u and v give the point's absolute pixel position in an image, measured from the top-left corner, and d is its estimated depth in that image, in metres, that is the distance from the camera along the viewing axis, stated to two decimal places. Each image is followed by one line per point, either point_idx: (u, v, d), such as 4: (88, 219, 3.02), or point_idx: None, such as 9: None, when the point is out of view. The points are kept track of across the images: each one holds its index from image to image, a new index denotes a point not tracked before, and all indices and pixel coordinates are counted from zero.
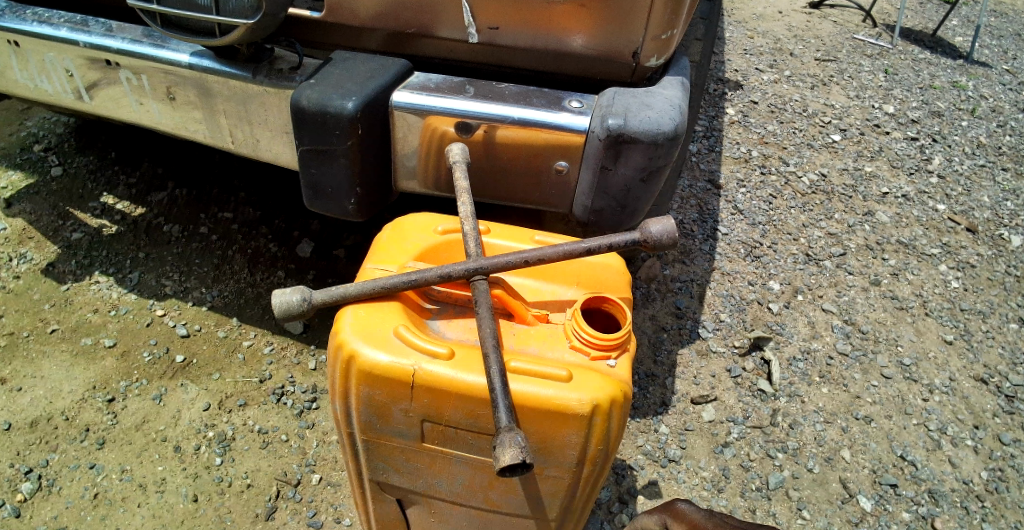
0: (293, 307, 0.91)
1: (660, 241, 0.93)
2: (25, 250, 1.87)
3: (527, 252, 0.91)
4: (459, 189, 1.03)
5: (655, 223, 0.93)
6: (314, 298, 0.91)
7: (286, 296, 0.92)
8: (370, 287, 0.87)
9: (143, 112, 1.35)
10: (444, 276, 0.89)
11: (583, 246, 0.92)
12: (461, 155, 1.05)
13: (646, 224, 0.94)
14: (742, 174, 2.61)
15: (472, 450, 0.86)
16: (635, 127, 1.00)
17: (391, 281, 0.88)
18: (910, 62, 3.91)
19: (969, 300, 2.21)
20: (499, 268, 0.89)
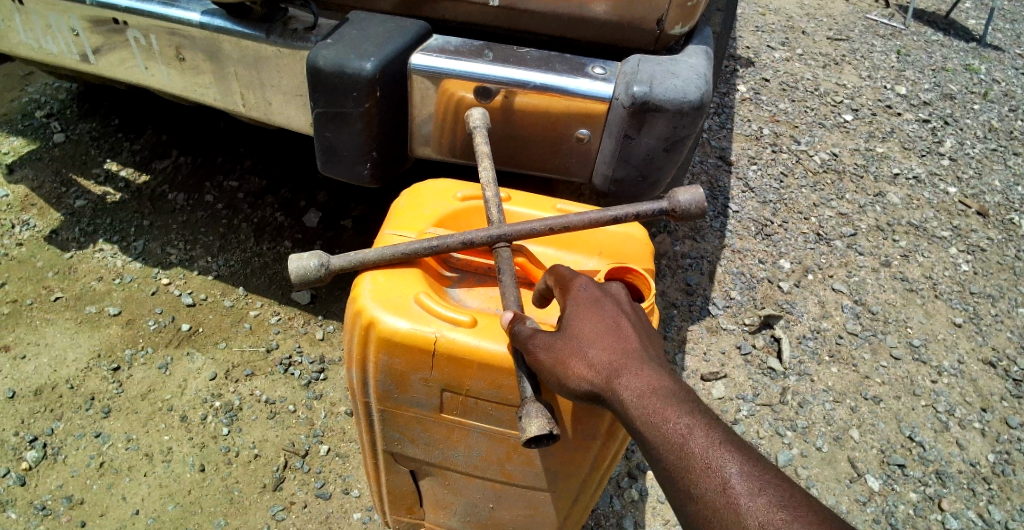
0: (310, 272, 0.88)
1: (688, 212, 0.92)
2: (28, 217, 1.85)
3: (551, 220, 0.89)
4: (480, 155, 1.00)
5: (684, 193, 0.92)
6: (331, 263, 0.89)
7: (303, 261, 0.89)
8: (391, 254, 0.85)
9: (150, 75, 1.31)
10: (466, 243, 0.87)
11: (609, 215, 0.89)
12: (481, 120, 1.02)
13: (674, 193, 0.92)
14: (753, 151, 2.56)
15: (491, 421, 0.84)
16: (660, 96, 0.97)
17: (412, 247, 0.86)
18: (923, 44, 3.84)
19: (978, 284, 2.19)
20: (523, 235, 0.87)
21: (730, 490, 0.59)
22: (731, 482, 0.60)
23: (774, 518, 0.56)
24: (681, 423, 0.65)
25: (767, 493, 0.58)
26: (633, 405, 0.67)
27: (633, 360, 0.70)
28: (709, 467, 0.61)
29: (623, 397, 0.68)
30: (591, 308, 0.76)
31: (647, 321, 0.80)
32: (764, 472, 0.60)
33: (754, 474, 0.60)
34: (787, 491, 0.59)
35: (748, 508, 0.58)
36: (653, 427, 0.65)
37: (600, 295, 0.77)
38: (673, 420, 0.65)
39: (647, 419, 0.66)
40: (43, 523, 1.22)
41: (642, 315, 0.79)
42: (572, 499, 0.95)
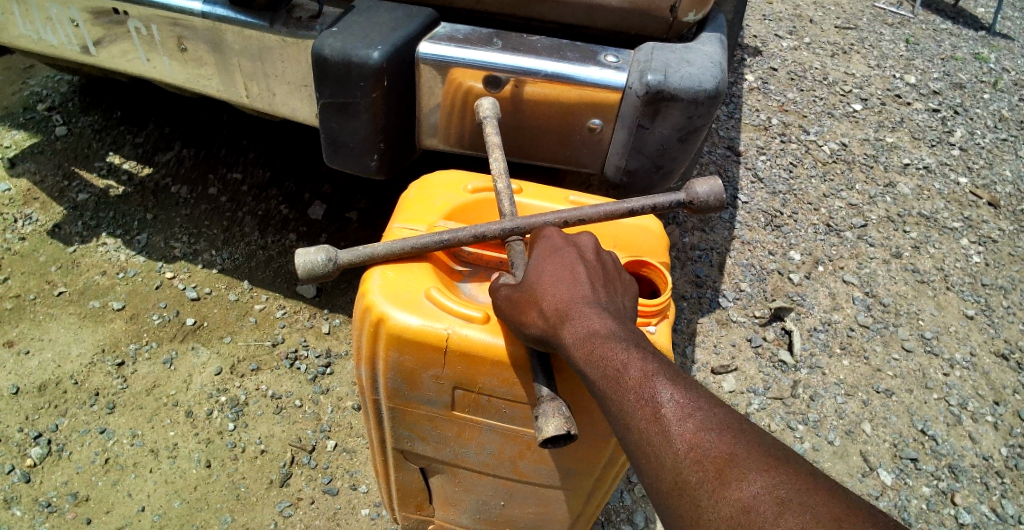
0: (318, 267, 0.86)
1: (705, 203, 0.91)
2: (30, 211, 1.83)
3: (565, 213, 0.87)
4: (490, 145, 0.98)
5: (702, 185, 0.91)
6: (339, 258, 0.87)
7: (310, 256, 0.87)
8: (401, 249, 0.83)
9: (152, 67, 1.29)
10: (478, 236, 0.85)
11: (625, 207, 0.88)
12: (492, 110, 0.99)
13: (692, 185, 0.92)
14: (762, 141, 2.53)
15: (504, 419, 0.83)
16: (675, 85, 0.95)
17: (422, 241, 0.84)
18: (931, 33, 3.78)
19: (990, 275, 2.16)
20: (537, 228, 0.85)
21: (662, 417, 0.61)
22: (663, 411, 0.62)
23: (701, 441, 0.59)
24: (619, 359, 0.66)
25: (695, 418, 0.60)
26: (577, 346, 0.68)
27: (582, 303, 0.71)
28: (642, 397, 0.63)
29: (568, 339, 0.69)
30: (551, 257, 0.77)
31: (614, 266, 0.79)
32: (694, 398, 0.62)
33: (684, 401, 0.62)
34: (716, 415, 0.61)
35: (678, 433, 0.60)
36: (593, 364, 0.66)
37: (561, 245, 0.79)
38: (613, 357, 0.66)
39: (589, 357, 0.67)
40: (49, 520, 1.22)
41: (606, 260, 0.79)
42: (585, 497, 0.94)
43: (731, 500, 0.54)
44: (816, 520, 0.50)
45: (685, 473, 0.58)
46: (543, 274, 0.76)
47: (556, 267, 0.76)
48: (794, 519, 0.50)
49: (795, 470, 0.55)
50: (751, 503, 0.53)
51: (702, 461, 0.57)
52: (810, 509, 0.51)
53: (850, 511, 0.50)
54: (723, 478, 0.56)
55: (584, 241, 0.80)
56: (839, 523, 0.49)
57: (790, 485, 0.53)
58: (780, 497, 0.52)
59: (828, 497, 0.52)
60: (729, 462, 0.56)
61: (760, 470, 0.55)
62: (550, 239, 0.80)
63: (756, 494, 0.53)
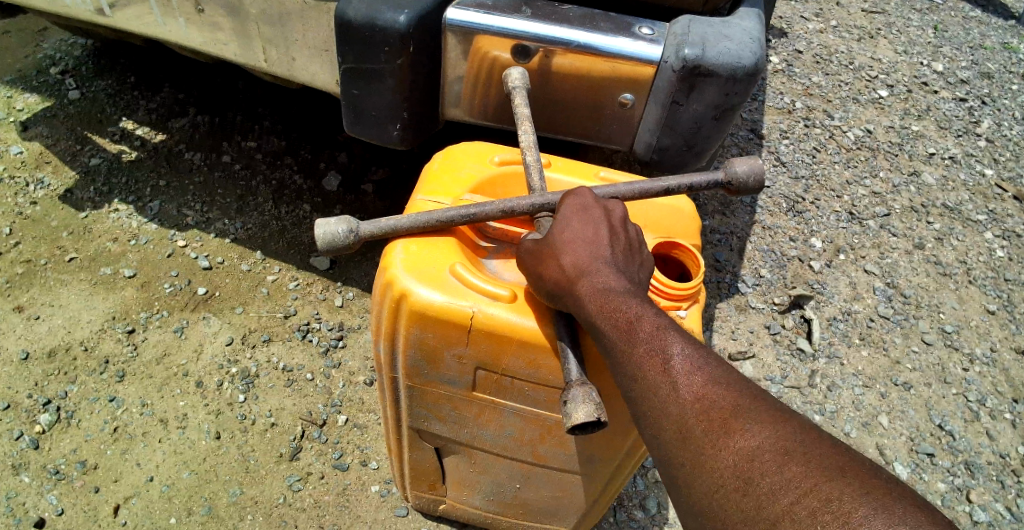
0: (338, 239, 0.84)
1: (745, 184, 0.90)
2: (42, 175, 1.81)
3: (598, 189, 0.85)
4: (519, 117, 0.94)
5: (741, 164, 0.90)
6: (361, 230, 0.84)
7: (330, 227, 0.84)
8: (426, 223, 0.80)
9: (169, 29, 1.25)
10: (506, 211, 0.82)
11: (661, 185, 0.87)
12: (521, 80, 0.95)
13: (730, 164, 0.91)
14: (785, 125, 2.46)
15: (527, 401, 0.80)
16: (713, 60, 0.90)
17: (446, 215, 0.81)
18: (961, 20, 3.67)
19: (1013, 270, 2.11)
20: None
21: (670, 368, 0.61)
22: (672, 362, 0.61)
23: (709, 393, 0.59)
24: (632, 311, 0.65)
25: (704, 371, 0.60)
26: (590, 298, 0.67)
27: (600, 262, 0.70)
28: (652, 348, 0.62)
29: (582, 292, 0.68)
30: (578, 215, 0.75)
31: (639, 238, 0.77)
32: (703, 352, 0.62)
33: (693, 354, 0.62)
34: (723, 370, 0.61)
35: (685, 384, 0.60)
36: (605, 316, 0.66)
37: (590, 204, 0.77)
38: (626, 310, 0.65)
39: (602, 311, 0.66)
40: (58, 488, 1.21)
41: (632, 229, 0.76)
42: (604, 483, 0.92)
43: (735, 449, 0.55)
44: (819, 468, 0.50)
45: (690, 423, 0.58)
46: (565, 232, 0.74)
47: (577, 225, 0.74)
48: (798, 468, 0.51)
49: (799, 422, 0.56)
50: (755, 452, 0.54)
51: (708, 412, 0.58)
52: (813, 458, 0.52)
53: (849, 461, 0.51)
54: (727, 428, 0.56)
55: (613, 205, 0.78)
56: (841, 473, 0.50)
57: (794, 437, 0.54)
58: (785, 448, 0.53)
59: (830, 448, 0.53)
60: (735, 414, 0.57)
61: (765, 421, 0.55)
62: (579, 197, 0.78)
63: (761, 445, 0.54)
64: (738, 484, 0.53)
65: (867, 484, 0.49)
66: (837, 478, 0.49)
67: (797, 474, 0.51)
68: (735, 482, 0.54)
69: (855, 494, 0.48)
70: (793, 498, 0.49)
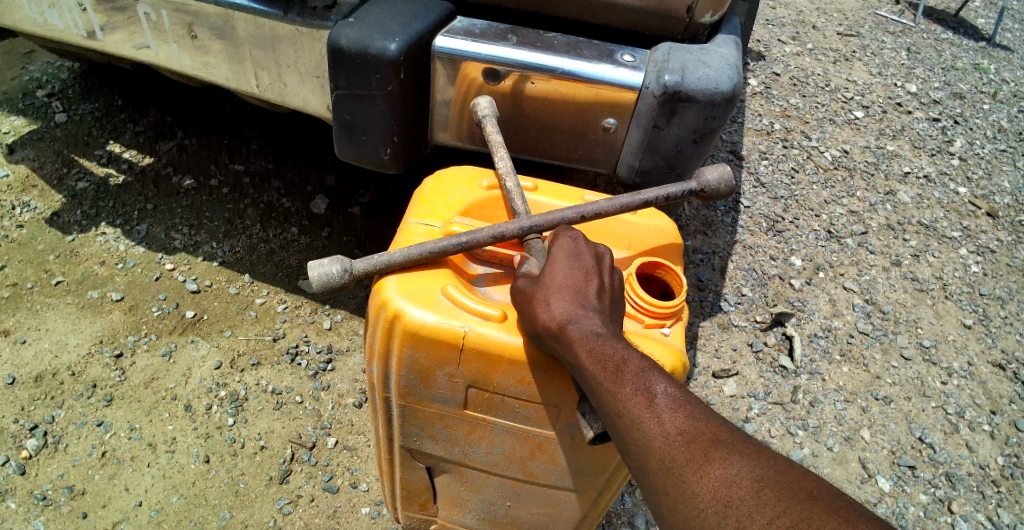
0: (332, 279, 0.85)
1: (716, 191, 0.99)
2: (28, 199, 1.81)
3: (583, 208, 0.89)
4: (492, 143, 0.98)
5: (713, 173, 0.99)
6: (355, 268, 0.85)
7: (324, 268, 0.85)
8: (417, 253, 0.82)
9: (161, 53, 1.28)
10: (497, 237, 0.85)
11: (641, 198, 0.92)
12: (490, 109, 1.00)
13: (703, 174, 0.99)
14: (764, 146, 2.53)
15: (517, 418, 0.82)
16: (692, 86, 0.94)
17: (439, 245, 0.83)
18: (932, 43, 3.81)
19: (988, 285, 2.17)
20: (555, 225, 0.87)
21: (654, 404, 0.64)
22: (656, 398, 0.64)
23: (690, 427, 0.62)
24: (618, 354, 0.67)
25: (685, 408, 0.63)
26: (579, 342, 0.69)
27: (589, 308, 0.72)
28: (637, 387, 0.65)
29: (571, 337, 0.69)
30: (568, 257, 0.78)
31: (619, 285, 0.80)
32: (683, 389, 0.65)
33: (675, 392, 0.65)
34: (702, 406, 0.65)
35: (669, 419, 0.63)
36: (593, 359, 0.67)
37: (580, 248, 0.79)
38: (613, 353, 0.68)
39: (591, 355, 0.67)
40: (44, 514, 1.20)
41: (616, 276, 0.80)
42: (593, 497, 0.93)
43: (716, 477, 0.58)
44: (791, 493, 0.55)
45: (672, 453, 0.61)
46: (556, 275, 0.76)
47: (567, 269, 0.77)
48: (772, 492, 0.56)
49: (770, 452, 0.60)
50: (733, 480, 0.58)
51: (690, 444, 0.61)
52: (785, 483, 0.56)
53: (817, 484, 0.56)
54: (708, 458, 0.59)
55: (603, 251, 0.80)
56: (810, 496, 0.55)
57: (768, 466, 0.58)
58: (760, 476, 0.57)
59: (799, 473, 0.58)
60: (715, 444, 0.60)
61: (742, 451, 0.60)
62: (571, 239, 0.80)
63: (739, 472, 0.58)
64: (719, 508, 0.57)
65: (834, 505, 0.54)
66: (807, 501, 0.54)
67: (772, 499, 0.55)
68: (716, 507, 0.57)
69: (824, 515, 0.53)
70: (769, 520, 0.54)
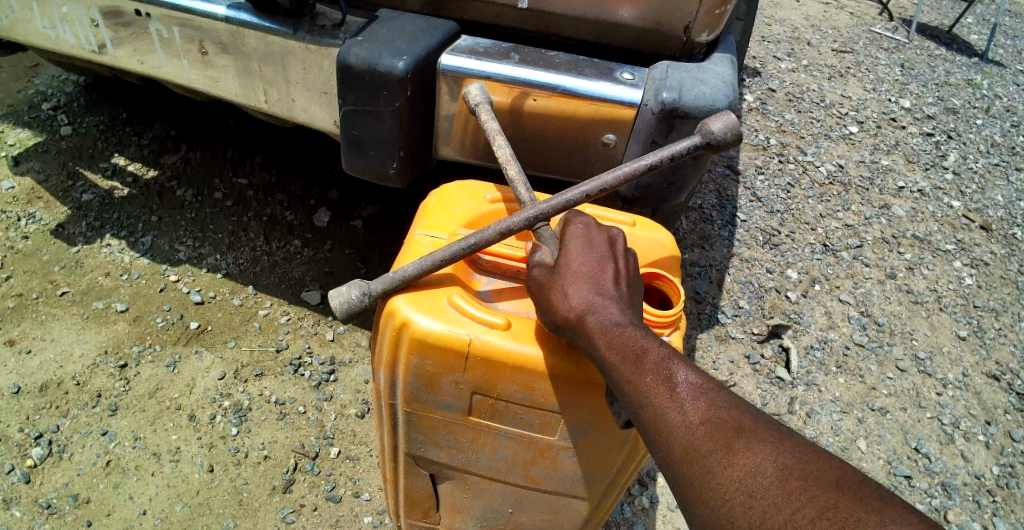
0: (353, 304, 0.85)
1: (724, 140, 0.91)
2: (34, 210, 1.83)
3: (585, 186, 0.91)
4: (489, 132, 0.99)
5: (717, 122, 0.91)
6: (372, 289, 0.85)
7: (344, 295, 0.87)
8: (429, 263, 0.83)
9: (172, 67, 1.31)
10: (503, 231, 0.87)
11: (644, 164, 0.92)
12: (482, 97, 1.01)
13: (707, 124, 0.92)
14: (760, 161, 2.57)
15: (520, 424, 0.84)
16: (689, 103, 0.98)
17: (449, 250, 0.85)
18: (927, 58, 3.88)
19: (982, 297, 2.20)
20: (559, 209, 0.89)
21: (676, 395, 0.66)
22: (678, 388, 0.67)
23: (713, 416, 0.64)
24: (638, 344, 0.70)
25: (707, 397, 0.66)
26: (599, 333, 0.72)
27: (606, 298, 0.75)
28: (658, 377, 0.68)
29: (590, 329, 0.73)
30: (582, 245, 0.81)
31: (634, 267, 0.83)
32: (706, 378, 0.68)
33: (697, 381, 0.68)
34: (724, 394, 0.67)
35: (692, 409, 0.65)
36: (613, 351, 0.70)
37: (592, 234, 0.82)
38: (632, 343, 0.70)
39: (611, 346, 0.71)
40: (49, 522, 1.21)
41: (631, 261, 0.83)
42: (596, 504, 0.95)
43: (740, 466, 0.60)
44: (816, 481, 0.57)
45: (696, 443, 0.63)
46: (572, 263, 0.79)
47: (582, 257, 0.80)
48: (797, 481, 0.57)
49: (795, 440, 0.62)
50: (759, 469, 0.59)
51: (714, 433, 0.63)
52: (810, 472, 0.58)
53: (843, 471, 0.58)
54: (732, 448, 0.62)
55: (615, 235, 0.83)
56: (835, 483, 0.56)
57: (792, 454, 0.60)
58: (785, 464, 0.59)
59: (824, 460, 0.59)
60: (738, 434, 0.63)
61: (766, 439, 0.62)
62: (583, 226, 0.83)
63: (763, 461, 0.60)
64: (744, 498, 0.59)
65: (859, 492, 0.55)
66: (832, 489, 0.56)
67: (797, 487, 0.57)
68: (741, 496, 0.59)
69: (849, 502, 0.54)
70: (795, 509, 0.56)
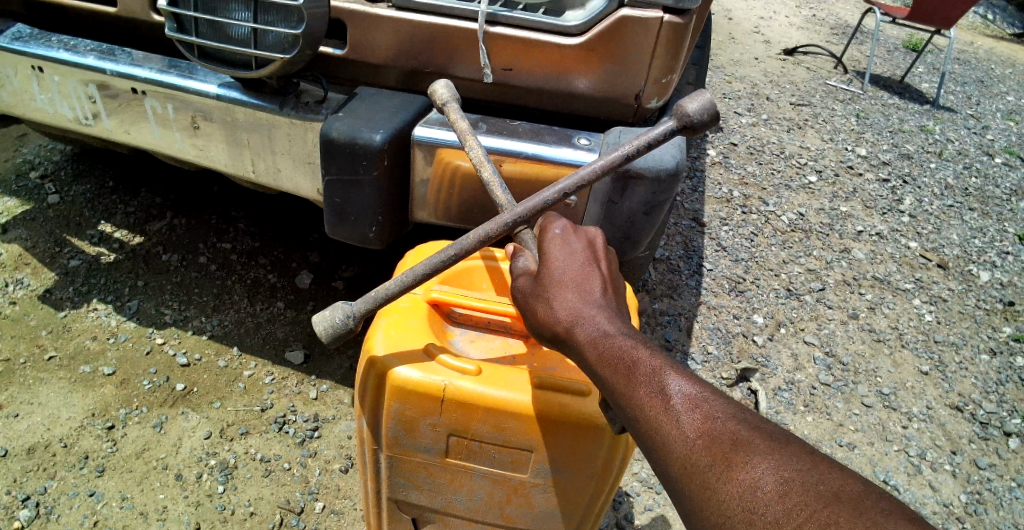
0: (337, 326, 0.94)
1: (700, 122, 0.96)
2: (21, 276, 1.88)
3: (561, 187, 0.98)
4: (460, 131, 1.05)
5: (692, 103, 0.96)
6: (354, 310, 0.95)
7: (328, 320, 0.95)
8: (409, 279, 0.94)
9: (163, 139, 1.40)
10: (482, 239, 0.96)
11: (620, 155, 0.98)
12: (449, 92, 1.06)
13: (682, 107, 0.96)
14: (724, 213, 2.71)
15: (493, 464, 0.90)
16: (640, 165, 1.08)
17: (429, 262, 0.95)
18: (880, 108, 4.15)
19: (942, 332, 2.31)
20: (536, 210, 0.97)
21: (671, 407, 0.69)
22: (672, 400, 0.69)
23: (708, 428, 0.66)
24: (630, 356, 0.74)
25: (703, 408, 0.68)
26: (589, 347, 0.78)
27: (591, 307, 0.82)
28: (652, 391, 0.71)
29: (579, 342, 0.79)
30: (562, 252, 0.89)
31: (612, 265, 0.92)
32: (700, 388, 0.70)
33: (690, 390, 0.69)
34: (719, 402, 0.68)
35: (687, 422, 0.67)
36: (606, 364, 0.75)
37: (570, 240, 0.90)
38: (623, 356, 0.75)
39: (601, 359, 0.76)
40: None
41: (609, 260, 0.91)
42: None
43: (738, 480, 0.61)
44: (818, 497, 0.56)
45: (693, 457, 0.65)
46: (556, 273, 0.86)
47: (565, 266, 0.87)
48: (797, 497, 0.57)
49: (797, 452, 0.62)
50: (757, 485, 0.60)
51: (710, 447, 0.65)
52: (812, 486, 0.58)
53: (844, 482, 0.58)
54: (729, 462, 0.62)
55: (592, 237, 0.93)
56: (837, 498, 0.56)
57: (792, 468, 0.60)
58: (784, 479, 0.59)
59: (828, 474, 0.59)
60: (734, 446, 0.63)
61: (763, 452, 0.62)
62: (561, 232, 0.91)
63: (762, 476, 0.60)
64: (744, 515, 0.59)
65: (860, 508, 0.54)
66: (834, 505, 0.55)
67: (798, 503, 0.57)
68: (741, 513, 0.59)
69: (849, 518, 0.53)
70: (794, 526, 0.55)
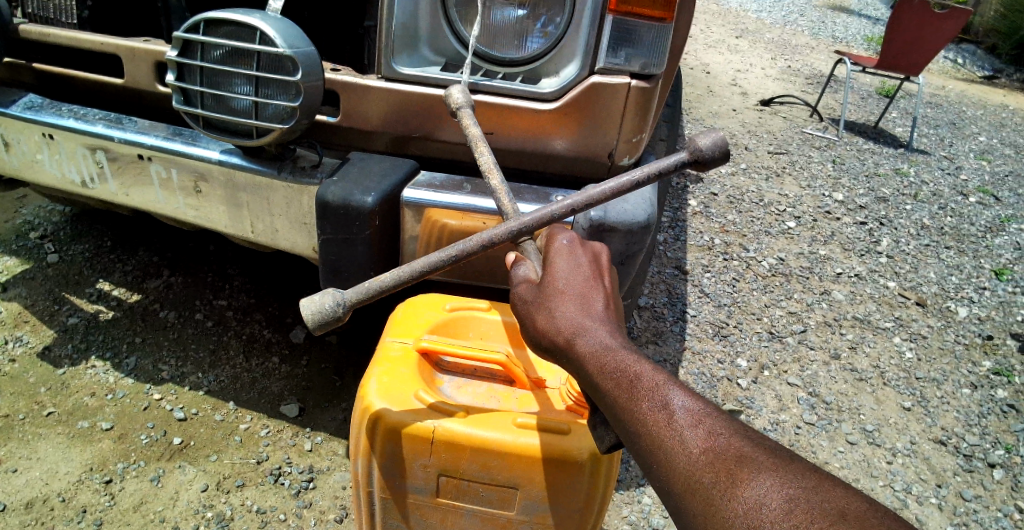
0: (326, 311, 1.01)
1: (711, 156, 1.03)
2: (21, 334, 1.93)
3: (569, 202, 1.04)
4: (472, 137, 1.15)
5: (704, 139, 1.04)
6: (346, 299, 1.03)
7: (316, 304, 1.01)
8: (404, 275, 1.03)
9: (165, 202, 1.49)
10: (484, 243, 1.03)
11: (630, 179, 1.04)
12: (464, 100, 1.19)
13: (695, 141, 1.04)
14: (706, 260, 2.81)
15: (481, 502, 0.96)
16: (614, 218, 1.18)
17: (430, 260, 1.03)
18: (855, 153, 4.34)
19: (923, 369, 2.38)
20: (542, 220, 1.03)
21: (674, 423, 0.72)
22: (675, 416, 0.72)
23: (711, 445, 0.69)
24: (632, 371, 0.77)
25: (705, 425, 0.71)
26: (590, 357, 0.81)
27: (592, 320, 0.85)
28: (655, 406, 0.74)
29: (580, 352, 0.82)
30: (567, 265, 0.92)
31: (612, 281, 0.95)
32: (702, 405, 0.73)
33: (693, 407, 0.73)
34: (721, 420, 0.71)
35: (691, 438, 0.70)
36: (608, 378, 0.78)
37: (574, 253, 0.94)
38: (625, 370, 0.78)
39: (603, 372, 0.79)
40: None
41: (609, 275, 0.95)
42: None
43: (742, 496, 0.63)
44: (821, 513, 0.58)
45: (697, 473, 0.67)
46: (559, 283, 0.90)
47: (567, 277, 0.90)
48: (800, 512, 0.59)
49: (798, 470, 0.64)
50: (762, 501, 0.62)
51: (714, 463, 0.67)
52: (814, 501, 0.60)
53: (847, 501, 0.60)
54: (733, 478, 0.65)
55: (596, 252, 0.96)
56: (841, 514, 0.58)
57: (795, 484, 0.62)
58: (788, 494, 0.61)
59: (830, 491, 0.61)
60: (737, 464, 0.66)
61: (767, 469, 0.64)
62: (566, 246, 0.95)
63: (765, 492, 0.62)
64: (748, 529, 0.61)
65: (862, 523, 0.56)
66: (837, 521, 0.57)
67: (801, 518, 0.59)
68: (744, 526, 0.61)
69: None
70: None
